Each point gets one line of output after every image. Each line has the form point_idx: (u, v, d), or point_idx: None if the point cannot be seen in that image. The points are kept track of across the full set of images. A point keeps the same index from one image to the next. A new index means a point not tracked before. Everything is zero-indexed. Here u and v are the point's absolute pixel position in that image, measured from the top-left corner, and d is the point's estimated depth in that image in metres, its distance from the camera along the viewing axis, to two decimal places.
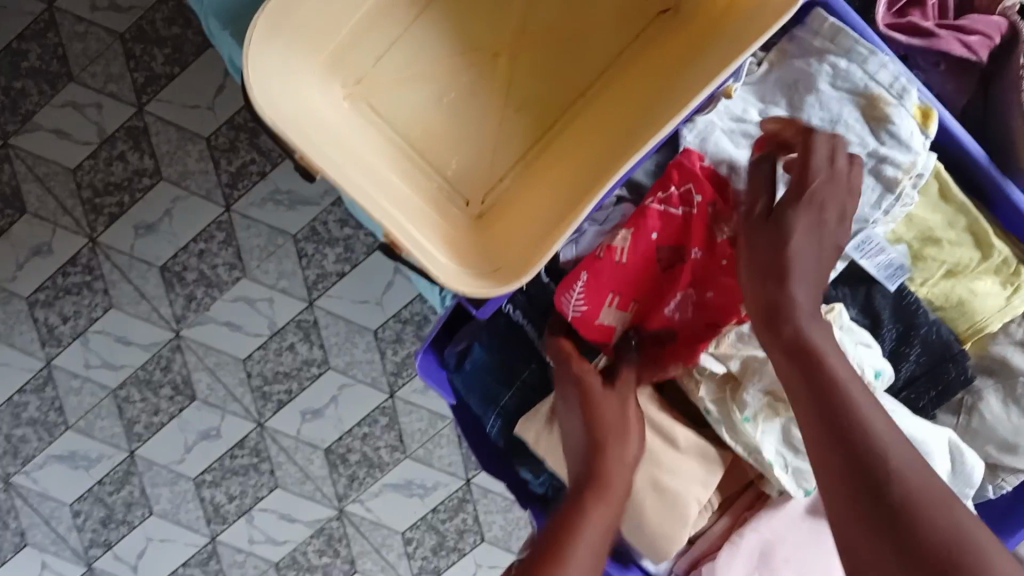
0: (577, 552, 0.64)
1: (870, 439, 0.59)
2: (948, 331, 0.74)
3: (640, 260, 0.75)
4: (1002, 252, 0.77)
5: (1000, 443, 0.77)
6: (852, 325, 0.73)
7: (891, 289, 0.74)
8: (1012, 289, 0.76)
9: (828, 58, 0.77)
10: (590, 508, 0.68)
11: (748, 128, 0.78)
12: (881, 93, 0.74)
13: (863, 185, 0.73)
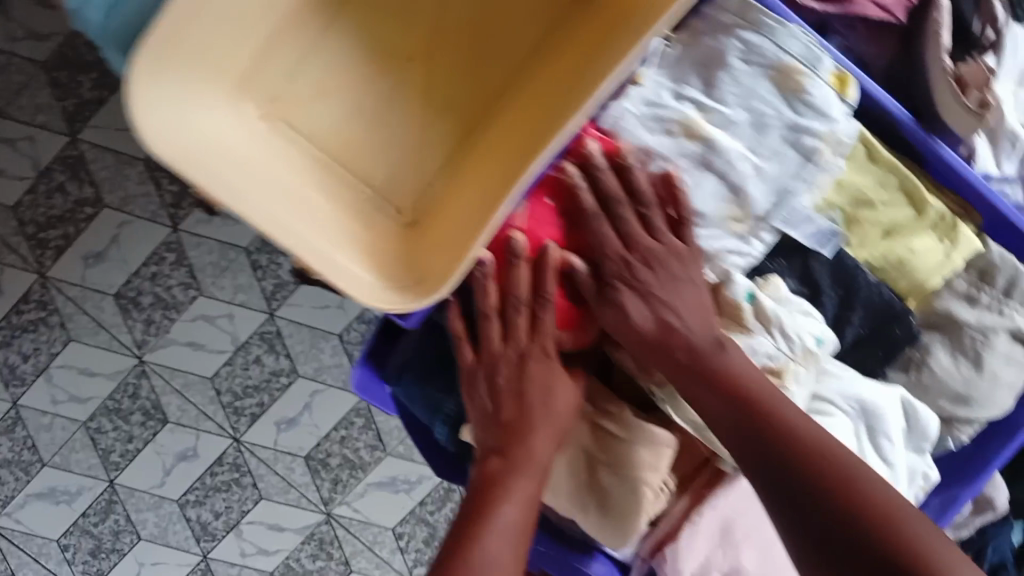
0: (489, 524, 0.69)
1: (821, 468, 0.64)
2: (890, 291, 0.76)
3: (542, 227, 0.73)
4: (937, 208, 0.76)
5: (952, 396, 0.78)
6: (787, 294, 0.73)
7: (829, 256, 0.74)
8: (951, 242, 0.76)
9: (737, 33, 0.72)
10: (510, 510, 0.69)
11: (664, 112, 0.71)
12: (794, 65, 0.71)
13: (783, 159, 0.71)
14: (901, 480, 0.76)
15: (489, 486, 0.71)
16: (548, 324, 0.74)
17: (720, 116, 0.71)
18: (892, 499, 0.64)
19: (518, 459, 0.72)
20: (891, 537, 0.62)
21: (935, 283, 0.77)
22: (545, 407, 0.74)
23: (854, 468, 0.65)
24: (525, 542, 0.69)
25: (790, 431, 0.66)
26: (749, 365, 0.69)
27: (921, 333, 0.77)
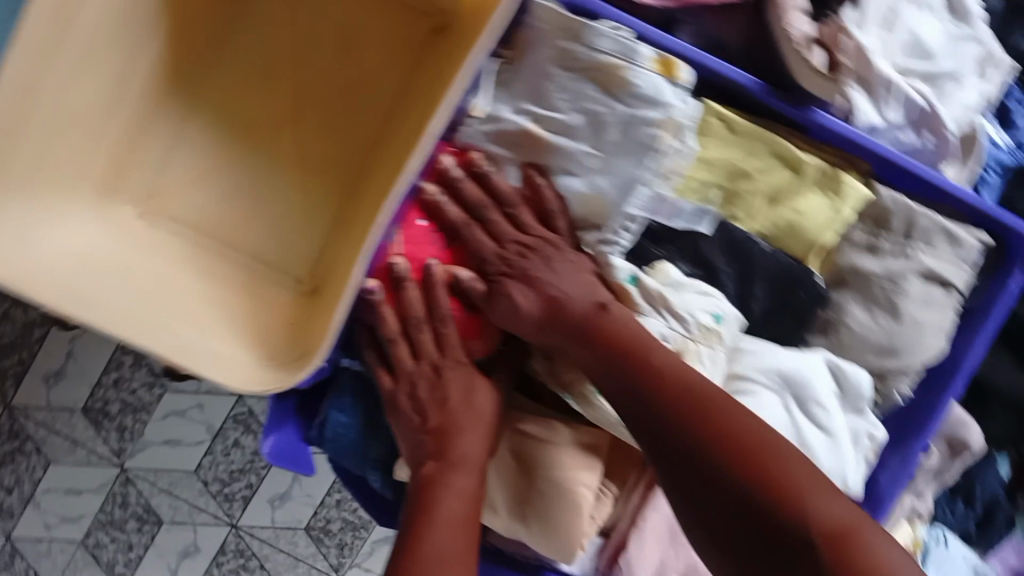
0: (438, 517, 0.66)
1: (701, 411, 0.66)
2: (788, 257, 0.76)
3: (421, 249, 0.73)
4: (815, 164, 0.75)
5: (877, 349, 0.77)
6: (676, 278, 0.74)
7: (709, 233, 0.76)
8: (837, 195, 0.75)
9: (555, 42, 0.70)
10: (452, 508, 0.67)
11: (507, 127, 0.72)
12: (614, 64, 0.69)
13: (626, 152, 0.70)
14: (843, 442, 0.76)
15: (422, 489, 0.68)
16: (451, 333, 0.73)
17: (558, 123, 0.71)
18: (760, 437, 0.65)
19: (458, 460, 0.70)
20: (755, 471, 0.64)
21: (833, 241, 0.77)
22: (471, 411, 0.72)
23: (732, 409, 0.67)
24: (471, 538, 0.67)
25: (668, 380, 0.67)
26: (634, 326, 0.70)
27: (830, 292, 0.77)
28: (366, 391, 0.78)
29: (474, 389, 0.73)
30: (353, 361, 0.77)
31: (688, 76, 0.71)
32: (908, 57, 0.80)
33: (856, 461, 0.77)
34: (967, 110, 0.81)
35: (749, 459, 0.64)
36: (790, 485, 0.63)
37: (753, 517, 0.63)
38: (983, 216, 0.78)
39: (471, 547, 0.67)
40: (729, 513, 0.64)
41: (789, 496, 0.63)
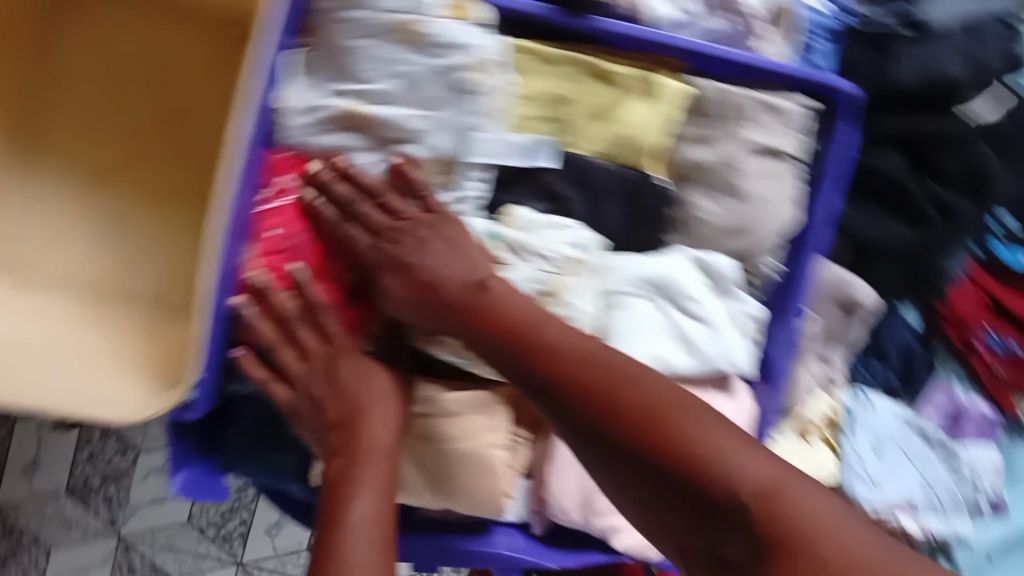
0: (349, 515, 0.65)
1: (605, 385, 0.61)
2: (629, 171, 0.78)
3: (279, 257, 0.74)
4: (629, 72, 0.76)
5: (729, 233, 0.80)
6: (538, 218, 0.77)
7: (558, 167, 0.77)
8: (655, 96, 0.76)
9: (346, 15, 0.71)
10: (362, 511, 0.65)
11: (324, 110, 0.73)
12: (406, 20, 0.70)
13: (448, 103, 0.73)
14: (725, 333, 0.79)
15: (330, 491, 0.67)
16: (333, 322, 0.73)
17: (373, 93, 0.72)
18: (671, 407, 0.59)
19: (366, 455, 0.69)
20: (667, 442, 0.57)
21: (669, 142, 0.78)
22: (374, 394, 0.72)
23: (640, 378, 0.62)
24: (387, 538, 0.65)
25: (566, 358, 0.63)
26: (517, 299, 0.69)
27: (674, 190, 0.79)
28: (260, 410, 0.80)
29: (370, 381, 0.73)
30: (245, 387, 0.78)
31: (484, 13, 0.73)
32: None
33: (742, 346, 0.80)
34: None
35: (661, 432, 0.58)
36: (705, 452, 0.56)
37: (676, 494, 0.56)
38: (807, 82, 0.79)
39: (388, 546, 0.65)
40: (653, 495, 0.58)
41: (707, 464, 0.55)
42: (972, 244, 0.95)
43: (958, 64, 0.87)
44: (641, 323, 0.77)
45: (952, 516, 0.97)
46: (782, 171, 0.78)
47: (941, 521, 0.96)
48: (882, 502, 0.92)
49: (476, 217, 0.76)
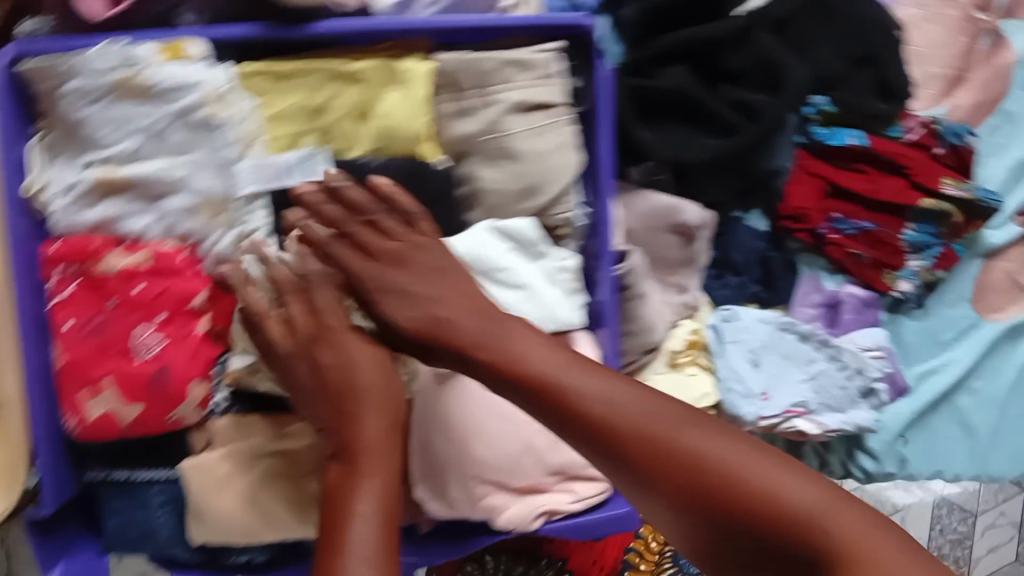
0: (349, 521, 0.53)
1: (655, 442, 0.50)
2: (404, 159, 0.77)
3: (84, 342, 0.72)
4: (369, 66, 0.75)
5: (521, 195, 0.78)
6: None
7: None
8: (403, 82, 0.75)
9: (61, 91, 0.70)
10: (364, 531, 0.52)
11: (76, 185, 0.72)
12: (121, 77, 0.70)
13: (194, 144, 0.72)
14: (545, 290, 0.79)
15: (339, 501, 0.55)
16: (334, 301, 0.66)
17: (120, 155, 0.72)
18: (674, 426, 0.51)
19: (367, 459, 0.58)
20: (717, 491, 0.48)
21: (433, 122, 0.76)
22: (376, 404, 0.62)
23: (687, 427, 0.51)
24: (394, 559, 0.52)
25: (598, 399, 0.53)
26: (530, 336, 0.59)
27: (455, 168, 0.78)
28: (118, 485, 0.77)
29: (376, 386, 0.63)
30: (97, 471, 0.77)
31: (203, 49, 0.72)
32: None
33: (569, 298, 0.80)
34: None
35: (711, 489, 0.49)
36: (781, 502, 0.47)
37: (743, 538, 0.48)
38: (545, 27, 0.77)
39: (395, 566, 0.51)
40: (707, 532, 0.49)
41: (767, 500, 0.47)
42: (789, 135, 0.94)
43: None
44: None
45: (849, 408, 0.96)
46: (547, 124, 0.76)
47: (838, 415, 0.96)
48: (769, 412, 0.91)
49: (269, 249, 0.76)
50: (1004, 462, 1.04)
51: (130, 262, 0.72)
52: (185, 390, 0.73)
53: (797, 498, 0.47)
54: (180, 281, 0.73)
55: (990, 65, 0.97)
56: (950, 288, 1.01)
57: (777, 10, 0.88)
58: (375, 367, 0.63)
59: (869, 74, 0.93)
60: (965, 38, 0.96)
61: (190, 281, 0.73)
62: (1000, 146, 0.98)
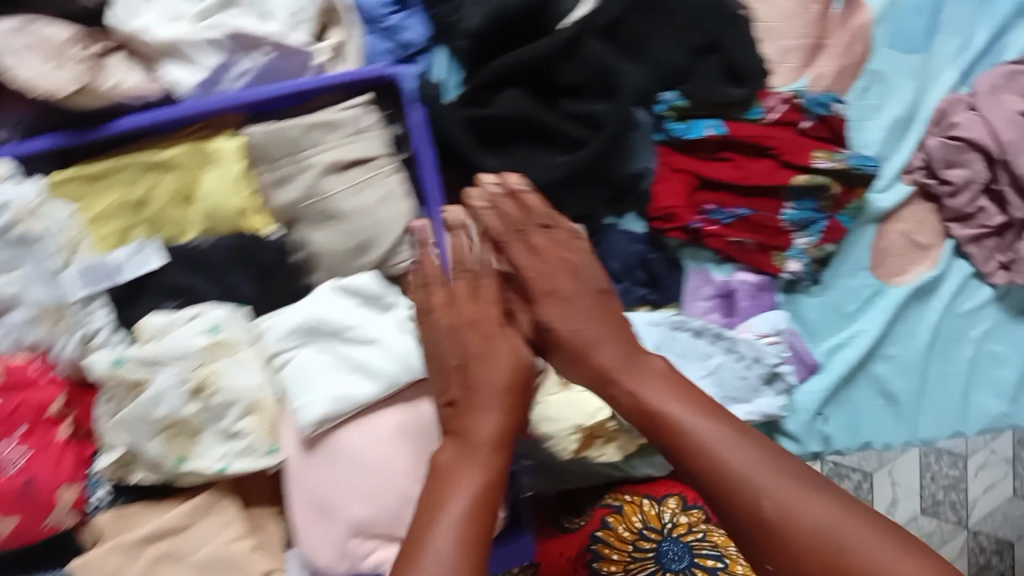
0: (455, 488, 0.63)
1: (732, 473, 0.60)
2: (230, 237, 0.77)
3: None
4: (179, 152, 0.75)
5: (354, 251, 0.77)
6: (172, 317, 0.77)
7: (171, 260, 0.77)
8: (215, 163, 0.75)
9: None
10: (458, 506, 0.61)
11: None
12: None
13: (16, 261, 0.72)
14: (398, 341, 0.79)
15: (437, 484, 0.64)
16: (490, 294, 0.77)
17: None
18: (791, 498, 0.58)
19: (475, 447, 0.66)
20: (804, 545, 0.57)
21: (254, 194, 0.76)
22: (488, 386, 0.71)
23: (758, 468, 0.60)
24: (479, 537, 0.60)
25: (689, 427, 0.64)
26: (657, 384, 0.69)
27: (284, 235, 0.78)
28: None
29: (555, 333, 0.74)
30: None
31: (7, 166, 0.72)
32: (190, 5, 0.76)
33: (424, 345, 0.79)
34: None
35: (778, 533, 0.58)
36: (829, 549, 0.56)
37: (800, 572, 0.56)
38: (348, 82, 0.77)
39: (481, 546, 0.60)
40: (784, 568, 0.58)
41: (819, 532, 0.57)
42: (647, 134, 0.92)
43: None
44: (310, 371, 0.78)
45: (755, 398, 0.96)
46: (366, 177, 0.76)
47: (744, 406, 0.95)
48: None
49: (115, 346, 0.77)
50: (931, 424, 1.01)
51: None
52: (56, 496, 0.72)
53: None
54: (37, 390, 0.73)
55: (849, 26, 0.94)
56: (847, 258, 0.98)
57: (606, 13, 0.85)
58: (501, 358, 0.72)
59: (716, 60, 0.89)
60: (818, 4, 0.92)
61: (44, 389, 0.73)
62: (872, 107, 0.95)
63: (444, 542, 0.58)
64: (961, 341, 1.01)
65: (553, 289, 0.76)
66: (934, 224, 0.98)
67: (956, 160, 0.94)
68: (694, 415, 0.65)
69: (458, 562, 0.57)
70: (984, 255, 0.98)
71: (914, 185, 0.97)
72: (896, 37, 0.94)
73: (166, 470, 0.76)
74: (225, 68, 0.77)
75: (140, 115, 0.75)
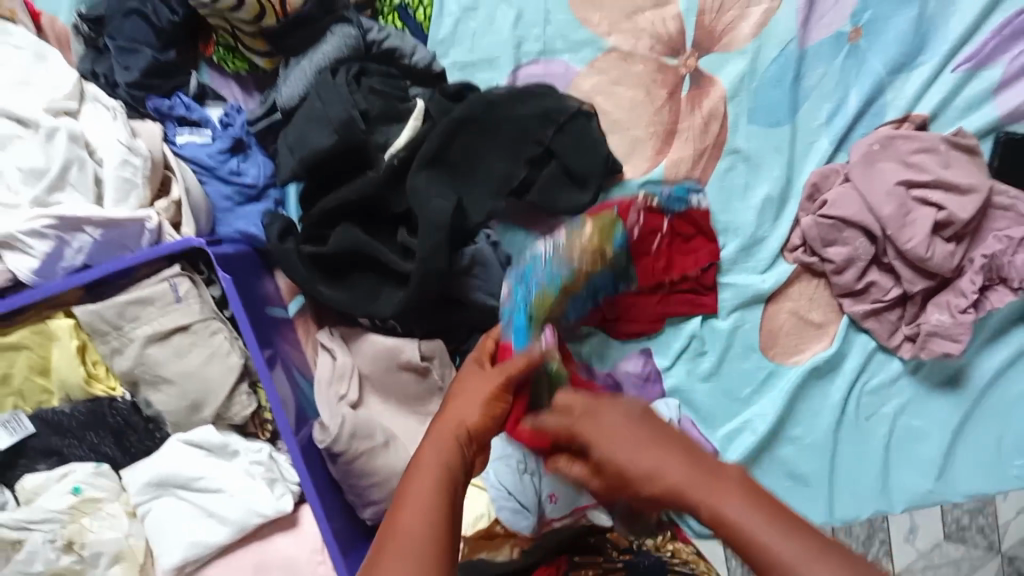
0: (413, 484, 0.52)
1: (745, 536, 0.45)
2: (83, 401, 0.82)
3: None
4: (24, 333, 0.81)
5: (189, 410, 0.81)
6: (46, 477, 0.83)
7: (38, 429, 0.83)
8: (56, 339, 0.81)
9: None
10: (431, 480, 0.52)
11: None
12: None
13: None
14: (242, 489, 0.82)
15: (413, 464, 0.55)
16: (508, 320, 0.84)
17: None
18: None
19: (446, 429, 0.57)
20: None
21: (100, 364, 0.83)
22: (469, 382, 0.62)
23: (806, 557, 0.43)
24: (455, 493, 0.52)
25: (734, 523, 0.46)
26: (722, 481, 0.49)
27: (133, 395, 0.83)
28: None
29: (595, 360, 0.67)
30: None
31: None
32: (24, 190, 0.81)
33: (268, 490, 0.82)
34: (115, 170, 0.83)
35: None
36: None
37: None
38: (166, 252, 0.80)
39: (453, 514, 0.50)
40: None
41: None
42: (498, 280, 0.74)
43: (325, 133, 0.81)
44: (165, 520, 0.82)
45: None
46: (188, 342, 0.80)
47: None
48: (559, 513, 0.93)
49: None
50: (850, 505, 0.93)
51: None
52: None
53: None
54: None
55: (701, 108, 0.88)
56: (736, 340, 0.92)
57: (433, 142, 0.83)
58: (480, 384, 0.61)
59: (552, 167, 0.87)
60: (664, 90, 0.88)
61: None
62: (741, 187, 0.89)
63: (419, 496, 0.51)
64: (874, 417, 0.94)
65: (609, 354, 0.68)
66: (827, 299, 0.92)
67: (835, 238, 0.88)
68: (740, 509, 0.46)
69: (429, 531, 0.48)
70: (886, 328, 0.91)
71: (797, 264, 0.91)
72: (757, 111, 0.88)
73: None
74: (61, 247, 0.81)
75: None
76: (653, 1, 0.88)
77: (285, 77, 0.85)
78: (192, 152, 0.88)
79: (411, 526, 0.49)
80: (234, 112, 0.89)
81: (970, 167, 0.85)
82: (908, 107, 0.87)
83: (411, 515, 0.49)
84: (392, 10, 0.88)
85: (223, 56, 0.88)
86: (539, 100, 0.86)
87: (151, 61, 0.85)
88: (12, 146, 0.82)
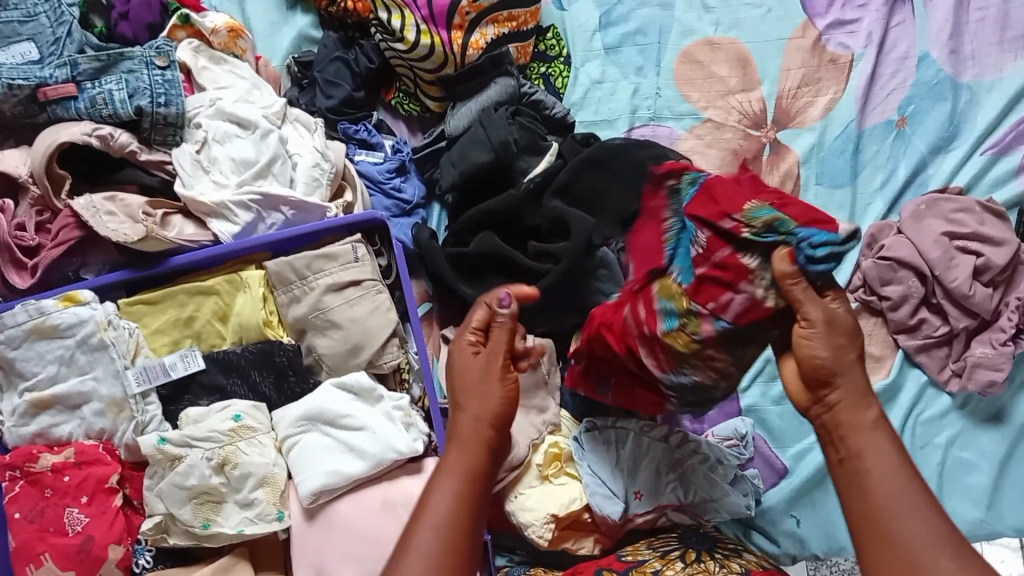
0: (433, 488, 0.71)
1: (882, 499, 0.66)
2: (255, 344, 0.97)
3: (36, 518, 0.90)
4: (221, 279, 0.98)
5: (347, 357, 0.97)
6: (208, 409, 0.94)
7: (206, 366, 0.96)
8: (246, 287, 0.98)
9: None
10: (449, 488, 0.70)
11: (17, 408, 0.94)
12: (36, 323, 0.92)
13: (99, 363, 0.94)
14: (383, 427, 0.94)
15: (440, 475, 0.71)
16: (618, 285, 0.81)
17: (45, 381, 0.93)
18: (891, 509, 0.66)
19: (469, 437, 0.74)
20: (876, 503, 0.66)
21: (274, 316, 0.99)
22: (477, 392, 0.76)
23: (887, 469, 0.68)
24: (468, 498, 0.71)
25: (859, 431, 0.70)
26: (858, 414, 0.71)
27: (296, 342, 0.98)
28: None
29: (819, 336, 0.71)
30: None
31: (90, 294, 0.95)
32: (237, 175, 1.01)
33: (402, 431, 0.94)
34: (308, 169, 1.03)
35: (878, 509, 0.66)
36: (887, 515, 0.66)
37: (860, 517, 0.67)
38: (348, 225, 1.01)
39: (472, 498, 0.71)
40: (861, 504, 0.67)
41: (883, 512, 0.66)
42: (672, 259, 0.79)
43: (485, 151, 1.04)
44: (312, 450, 0.93)
45: (721, 496, 1.00)
46: (359, 295, 0.98)
47: (710, 504, 1.00)
48: (642, 509, 1.00)
49: (158, 432, 0.93)
50: None
51: (59, 463, 0.92)
52: (106, 551, 0.90)
53: (907, 537, 0.64)
54: (101, 466, 0.92)
55: (778, 169, 1.10)
56: None
57: (564, 176, 1.03)
58: (487, 373, 0.77)
59: None
60: (749, 153, 1.11)
61: (107, 466, 0.92)
62: None
63: (438, 511, 0.69)
64: (928, 446, 1.03)
65: (824, 322, 0.71)
66: (884, 335, 1.07)
67: (891, 278, 1.04)
68: (867, 428, 0.70)
69: (442, 518, 0.68)
70: (935, 363, 1.04)
71: (858, 303, 1.07)
72: (823, 176, 1.10)
73: (196, 533, 0.90)
74: (257, 221, 1.00)
75: (199, 249, 0.99)
76: (742, 87, 1.13)
77: (453, 113, 1.10)
78: (366, 170, 1.10)
79: (423, 548, 0.66)
80: (403, 143, 1.12)
81: (1002, 227, 1.04)
82: (947, 180, 1.08)
83: (423, 535, 0.67)
84: (538, 77, 1.14)
85: (401, 100, 1.14)
86: (650, 148, 1.05)
87: (349, 94, 1.11)
88: (233, 142, 1.03)
